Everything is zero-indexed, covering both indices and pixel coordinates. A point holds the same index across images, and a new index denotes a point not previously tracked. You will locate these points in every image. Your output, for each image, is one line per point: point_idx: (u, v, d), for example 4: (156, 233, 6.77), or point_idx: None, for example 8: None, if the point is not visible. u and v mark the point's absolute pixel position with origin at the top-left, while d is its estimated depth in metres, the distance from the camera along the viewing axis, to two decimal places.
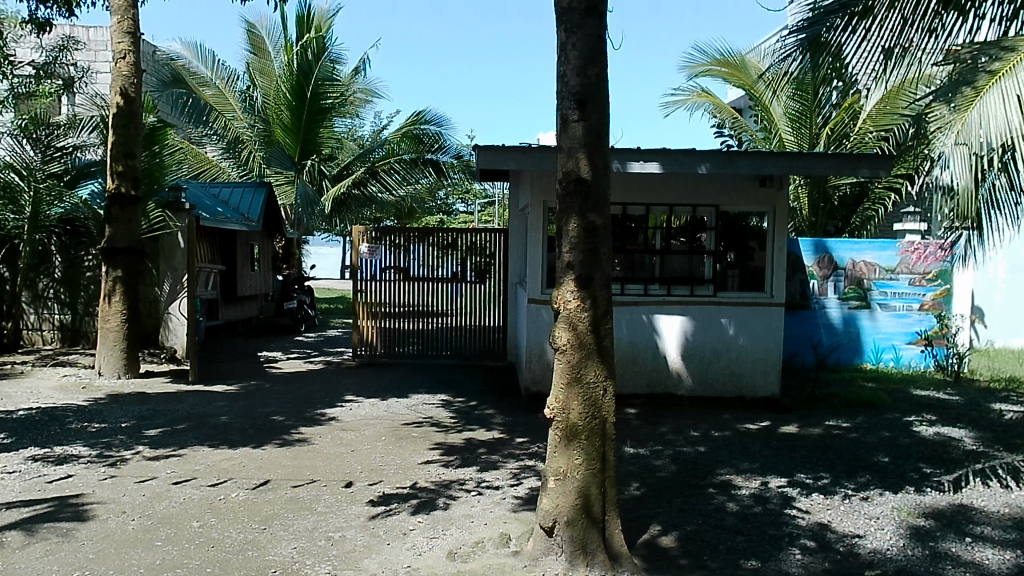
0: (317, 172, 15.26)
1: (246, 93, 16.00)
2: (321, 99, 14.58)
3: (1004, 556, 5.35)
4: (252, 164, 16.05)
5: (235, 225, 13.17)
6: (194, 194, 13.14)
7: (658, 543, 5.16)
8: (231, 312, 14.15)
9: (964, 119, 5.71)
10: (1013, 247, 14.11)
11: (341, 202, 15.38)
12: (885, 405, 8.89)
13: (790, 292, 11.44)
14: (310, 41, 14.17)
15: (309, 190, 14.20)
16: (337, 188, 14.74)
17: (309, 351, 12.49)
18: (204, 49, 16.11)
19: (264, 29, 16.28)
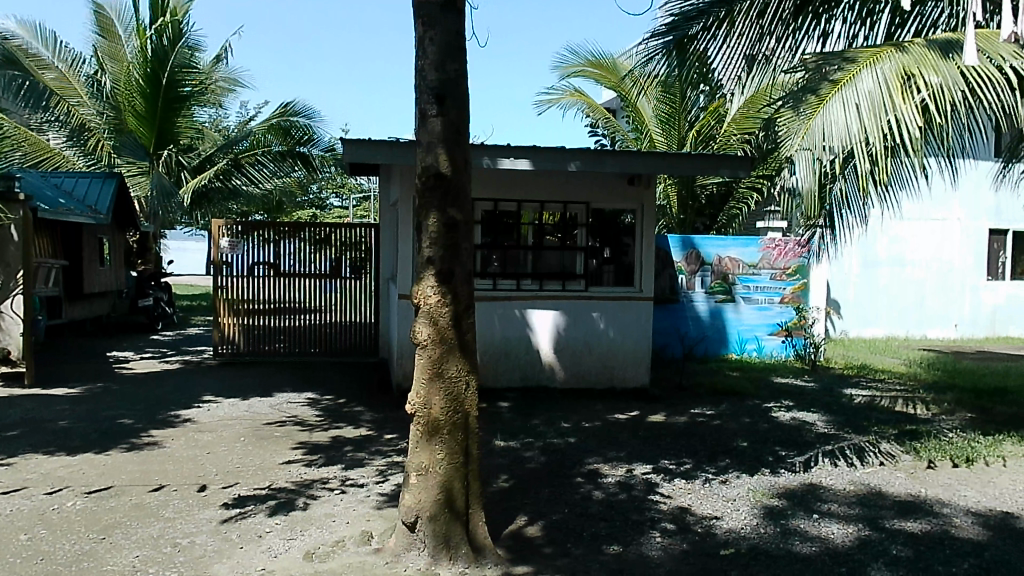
0: (175, 163, 14.84)
1: (94, 79, 14.91)
2: (179, 87, 13.90)
3: (846, 530, 5.78)
4: (99, 152, 15.39)
5: (79, 218, 12.37)
6: (29, 185, 12.29)
7: (524, 533, 5.26)
8: (78, 310, 13.39)
9: (808, 125, 6.19)
10: (866, 244, 15.51)
11: (203, 193, 14.99)
12: (747, 392, 9.39)
13: (660, 288, 11.88)
14: (165, 25, 13.28)
15: (166, 181, 13.37)
16: (198, 180, 14.13)
17: (165, 351, 11.90)
18: (42, 29, 15.03)
19: (113, 10, 15.37)
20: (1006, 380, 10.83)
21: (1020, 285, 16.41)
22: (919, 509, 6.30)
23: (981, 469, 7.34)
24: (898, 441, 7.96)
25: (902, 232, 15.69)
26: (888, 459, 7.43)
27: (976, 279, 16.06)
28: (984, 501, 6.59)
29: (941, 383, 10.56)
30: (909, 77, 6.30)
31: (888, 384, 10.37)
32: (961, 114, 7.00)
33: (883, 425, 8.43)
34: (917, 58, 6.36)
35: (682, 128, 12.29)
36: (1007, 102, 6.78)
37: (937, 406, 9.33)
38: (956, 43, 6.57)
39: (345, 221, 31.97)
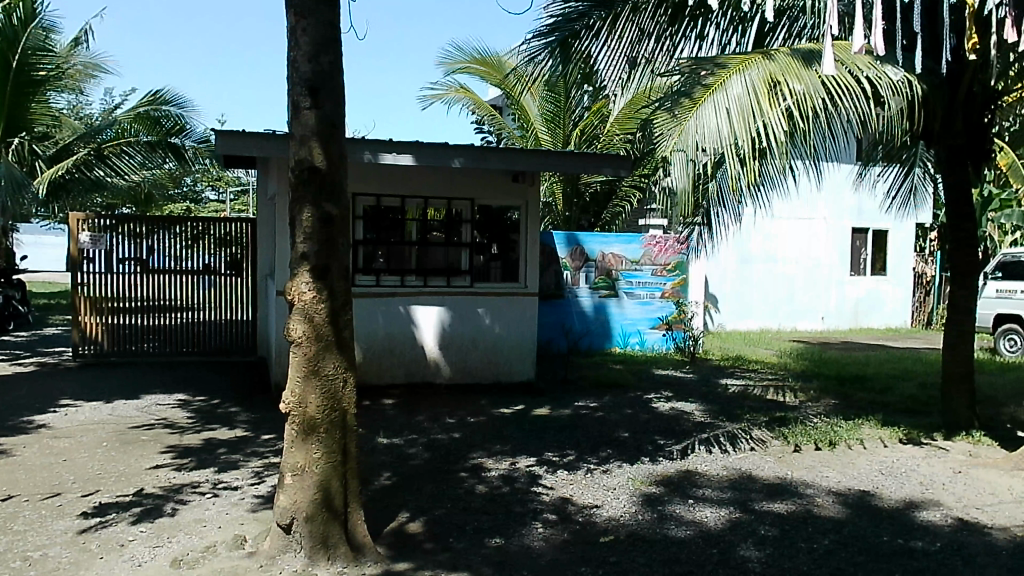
0: (26, 152, 14.25)
1: None
2: (30, 71, 13.05)
3: (718, 514, 6.06)
4: None
5: None
6: None
7: (405, 530, 5.25)
8: None
9: (682, 127, 6.45)
10: (741, 240, 16.27)
11: (60, 184, 14.02)
12: (629, 384, 9.70)
13: (546, 284, 12.05)
14: (15, 4, 12.47)
15: (13, 171, 12.38)
16: (54, 171, 13.45)
17: (19, 351, 11.20)
18: None
19: None
20: (866, 368, 11.64)
21: (879, 280, 17.68)
22: (786, 491, 6.69)
23: (841, 451, 7.88)
24: (768, 427, 8.43)
25: (774, 229, 16.57)
26: (758, 445, 7.85)
27: (840, 275, 17.17)
28: (843, 481, 7.07)
29: (808, 372, 11.24)
30: (775, 84, 6.69)
31: (760, 373, 10.97)
32: (823, 121, 7.48)
33: (755, 412, 8.90)
34: (782, 66, 6.76)
35: (567, 128, 12.57)
36: (863, 110, 7.31)
37: (804, 394, 9.93)
38: (818, 52, 7.01)
39: (220, 215, 30.75)
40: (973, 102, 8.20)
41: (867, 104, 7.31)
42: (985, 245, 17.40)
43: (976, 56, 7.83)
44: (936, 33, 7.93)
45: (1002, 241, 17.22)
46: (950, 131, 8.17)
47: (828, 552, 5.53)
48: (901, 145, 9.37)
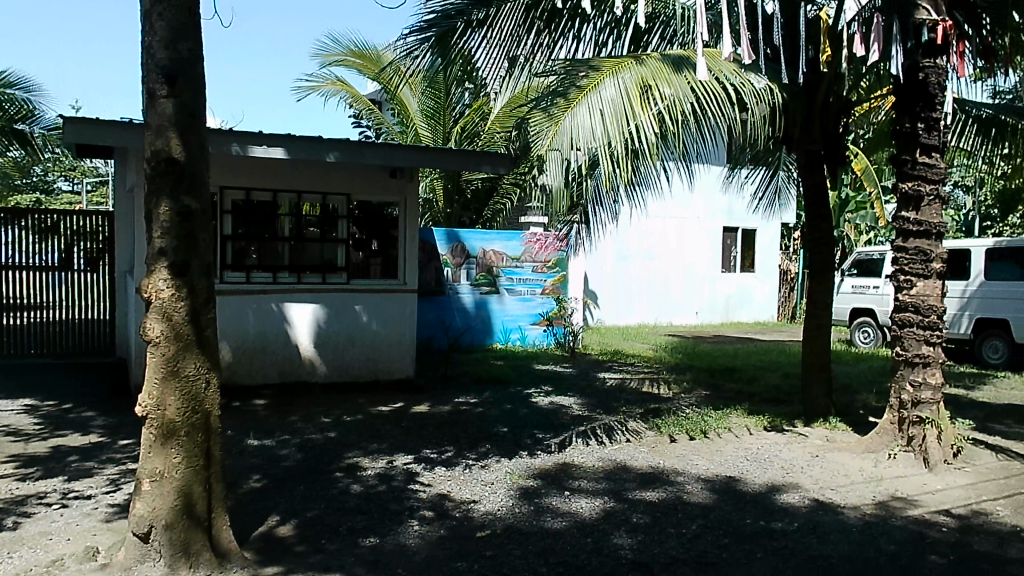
0: None
1: None
2: None
3: (593, 504, 6.24)
4: None
5: None
6: None
7: (274, 533, 5.13)
8: None
9: (557, 127, 6.59)
10: (619, 237, 16.76)
11: None
12: (509, 380, 9.83)
13: (426, 280, 12.15)
14: None
15: None
16: None
17: None
18: None
19: None
20: (735, 360, 12.25)
21: (748, 277, 18.66)
22: (658, 479, 6.96)
23: (711, 440, 8.27)
24: (642, 419, 8.73)
25: (650, 229, 17.18)
26: (633, 436, 8.12)
27: (712, 271, 18.03)
28: (711, 468, 7.43)
29: (682, 364, 11.72)
30: (646, 88, 6.92)
31: (636, 367, 11.36)
32: (693, 125, 7.82)
33: (630, 405, 9.20)
34: (653, 70, 7.01)
35: (447, 124, 12.56)
36: (729, 116, 7.69)
37: (677, 386, 10.35)
38: (687, 58, 7.30)
39: (77, 207, 28.75)
40: (829, 111, 8.76)
41: (733, 110, 7.69)
42: (843, 244, 18.67)
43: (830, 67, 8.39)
44: (796, 44, 8.44)
45: (857, 241, 18.44)
46: (809, 137, 8.71)
47: (696, 536, 5.80)
48: (765, 149, 9.90)
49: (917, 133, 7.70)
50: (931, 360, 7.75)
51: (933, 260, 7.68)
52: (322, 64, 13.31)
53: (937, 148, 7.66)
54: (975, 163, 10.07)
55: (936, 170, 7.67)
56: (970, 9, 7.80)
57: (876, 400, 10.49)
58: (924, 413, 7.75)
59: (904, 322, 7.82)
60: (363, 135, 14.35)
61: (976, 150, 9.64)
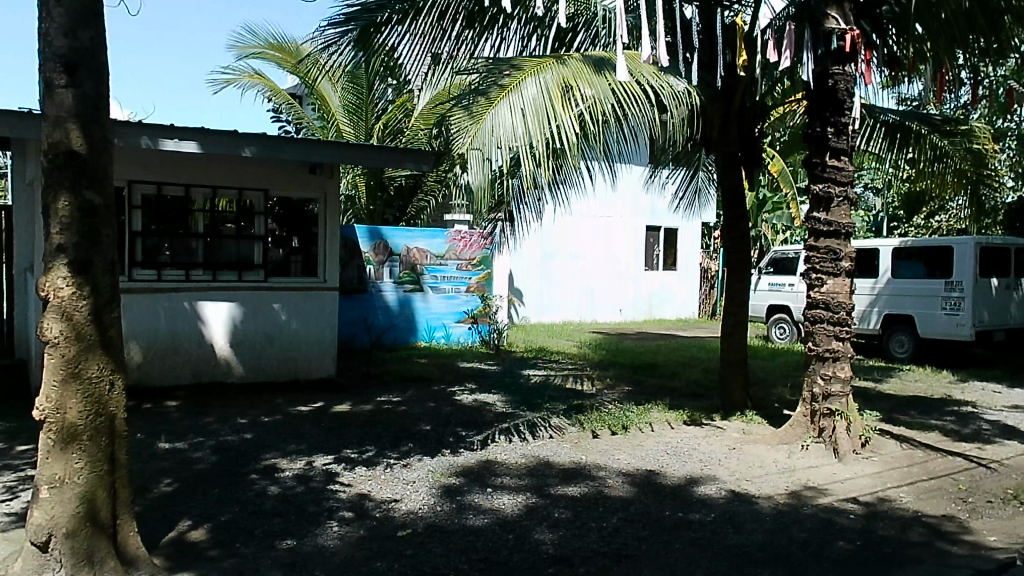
0: None
1: None
2: None
3: (515, 500, 6.28)
4: None
5: None
6: None
7: (186, 538, 4.99)
8: None
9: (478, 125, 6.62)
10: (543, 235, 16.91)
11: None
12: (433, 378, 9.82)
13: (348, 278, 12.13)
14: None
15: None
16: None
17: None
18: None
19: None
20: (657, 356, 12.53)
21: (670, 275, 19.11)
22: (580, 474, 7.06)
23: (633, 434, 8.44)
24: (565, 415, 8.84)
25: (575, 227, 17.40)
26: (556, 432, 8.21)
27: (635, 269, 18.38)
28: (631, 462, 7.58)
29: (605, 361, 11.92)
30: (567, 88, 7.01)
31: (560, 364, 11.49)
32: (614, 125, 7.96)
33: (554, 401, 9.30)
34: (575, 71, 7.10)
35: (369, 120, 12.47)
36: (650, 116, 7.81)
37: (600, 382, 10.53)
38: (608, 60, 7.42)
39: None
40: (745, 114, 9.03)
41: (653, 112, 7.84)
42: (761, 243, 19.29)
43: (747, 71, 8.64)
44: (714, 48, 8.66)
45: (773, 240, 19.09)
46: (726, 139, 8.96)
47: (616, 529, 5.91)
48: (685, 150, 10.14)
49: (827, 137, 8.00)
50: (840, 355, 8.09)
51: (843, 258, 8.00)
52: (239, 57, 13.01)
53: (845, 152, 7.99)
54: (882, 166, 10.53)
55: (844, 173, 7.98)
56: (875, 18, 8.25)
57: (790, 394, 10.88)
58: (834, 406, 8.09)
59: (816, 318, 8.14)
60: (282, 129, 14.09)
61: (883, 154, 9.97)
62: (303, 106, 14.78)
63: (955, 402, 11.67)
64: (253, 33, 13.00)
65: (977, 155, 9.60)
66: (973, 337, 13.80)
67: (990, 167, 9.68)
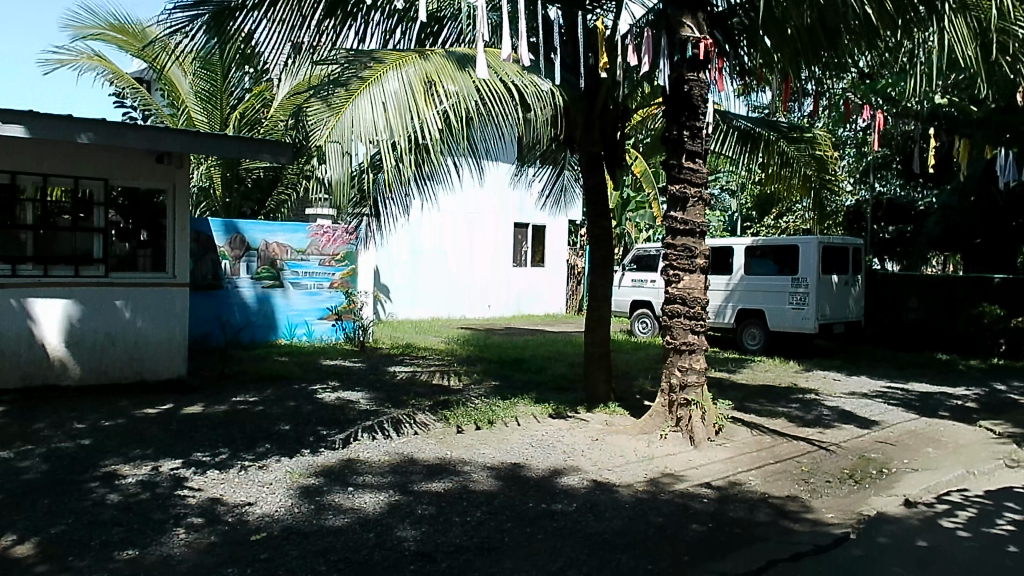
0: None
1: None
2: None
3: (377, 498, 6.21)
4: None
5: None
6: None
7: (10, 555, 4.63)
8: None
9: (337, 118, 6.51)
10: (411, 230, 16.87)
11: None
12: (293, 377, 9.57)
13: (202, 273, 11.78)
14: None
15: None
16: None
17: None
18: None
19: None
20: (524, 351, 12.76)
21: (537, 272, 19.51)
22: (444, 470, 7.06)
23: (498, 428, 8.53)
24: (431, 411, 8.85)
25: (443, 224, 17.44)
26: (421, 428, 8.20)
27: (503, 265, 18.66)
28: (496, 456, 7.67)
29: (473, 356, 12.03)
30: (430, 83, 6.98)
31: (427, 360, 11.47)
32: (479, 121, 8.00)
33: (419, 398, 9.27)
34: (438, 66, 7.07)
35: (224, 109, 12.00)
36: (514, 114, 7.88)
37: (467, 377, 10.60)
38: (472, 57, 7.41)
39: None
40: (608, 116, 9.27)
41: (518, 110, 7.90)
42: (624, 241, 20.03)
43: (607, 73, 8.89)
44: (575, 50, 8.87)
45: (637, 238, 19.88)
46: (589, 139, 9.20)
47: (479, 523, 5.96)
48: (550, 149, 10.37)
49: (683, 141, 8.39)
50: (696, 348, 8.51)
51: (697, 256, 8.41)
52: (76, 38, 12.16)
53: (700, 154, 8.41)
54: (735, 169, 11.18)
55: (698, 175, 8.39)
56: (727, 29, 8.67)
57: (650, 385, 11.38)
58: (690, 396, 8.52)
59: (673, 313, 8.51)
60: (127, 115, 13.27)
61: (737, 158, 10.68)
62: (152, 93, 14.01)
63: (799, 390, 12.55)
64: (91, 13, 12.21)
65: (819, 162, 10.24)
66: (816, 330, 14.90)
67: (831, 172, 10.41)
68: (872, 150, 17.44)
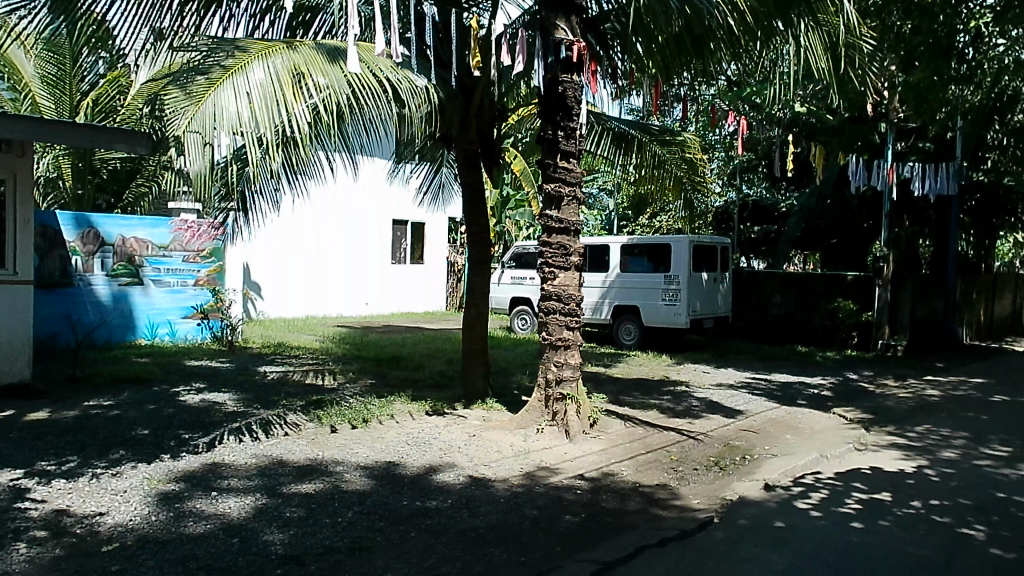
0: None
1: None
2: None
3: (243, 502, 6.02)
4: None
5: None
6: None
7: None
8: None
9: (198, 108, 6.25)
10: (286, 225, 16.45)
11: None
12: (153, 378, 9.14)
13: (49, 269, 11.07)
14: None
15: None
16: None
17: None
18: None
19: None
20: (402, 348, 12.70)
21: (416, 268, 19.47)
22: (315, 471, 6.93)
23: (373, 427, 8.44)
24: (304, 411, 8.65)
25: (318, 218, 17.10)
26: (293, 429, 8.01)
27: (380, 262, 18.52)
28: (370, 455, 7.59)
29: (348, 355, 11.86)
30: (298, 75, 6.80)
31: (300, 359, 11.21)
32: (352, 115, 7.89)
33: (291, 398, 9.04)
34: (307, 57, 6.90)
35: (74, 96, 11.39)
36: (388, 111, 7.80)
37: (343, 376, 10.45)
38: (343, 50, 7.29)
39: None
40: (484, 113, 9.34)
41: (392, 106, 7.82)
42: (504, 238, 20.30)
43: (481, 72, 8.91)
44: (450, 47, 8.87)
45: (517, 236, 20.20)
46: (466, 136, 9.25)
47: (351, 523, 5.88)
48: (426, 146, 10.36)
49: (558, 141, 8.58)
50: (571, 343, 8.72)
51: (572, 254, 8.61)
52: None
53: (574, 155, 8.62)
54: (611, 170, 11.50)
55: (573, 174, 8.60)
56: (600, 33, 8.91)
57: (528, 380, 11.60)
58: (566, 390, 8.73)
59: (549, 310, 8.69)
60: None
61: (612, 158, 11.01)
62: None
63: (670, 382, 13.11)
64: None
65: (689, 164, 10.71)
66: (688, 325, 15.58)
67: (700, 174, 10.90)
68: (738, 154, 18.47)
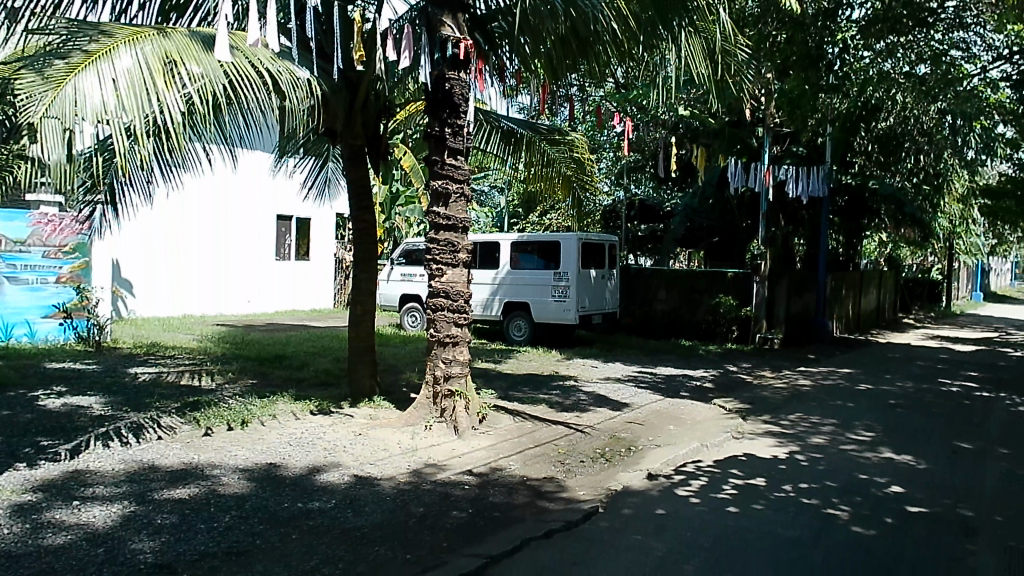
0: None
1: None
2: None
3: (108, 510, 5.73)
4: None
5: None
6: None
7: None
8: None
9: (57, 91, 5.80)
10: (161, 219, 15.75)
11: None
12: (9, 383, 8.54)
13: None
14: None
15: None
16: None
17: None
18: None
19: None
20: (286, 347, 12.36)
21: (302, 264, 19.06)
22: (190, 475, 6.67)
23: (253, 428, 8.20)
24: (178, 413, 8.30)
25: (196, 212, 16.44)
26: (166, 432, 7.67)
27: (263, 258, 18.03)
28: (251, 457, 7.38)
29: (228, 354, 11.44)
30: (170, 62, 6.52)
31: (176, 360, 10.74)
32: (229, 107, 7.63)
33: (166, 400, 8.67)
34: (179, 45, 6.62)
35: None
36: (269, 103, 7.59)
37: (221, 376, 10.08)
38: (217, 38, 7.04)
39: None
40: (370, 109, 9.25)
41: (272, 98, 7.62)
42: (395, 234, 20.09)
43: (366, 67, 8.80)
44: (332, 39, 8.69)
45: (407, 232, 20.03)
46: (351, 131, 9.12)
47: (228, 527, 5.71)
48: (310, 139, 10.14)
49: (445, 138, 8.57)
50: (459, 340, 8.76)
51: (459, 250, 8.65)
52: None
53: (461, 152, 8.63)
54: (502, 167, 11.55)
55: (460, 171, 8.62)
56: (487, 33, 8.93)
57: (416, 377, 11.54)
58: (455, 387, 8.76)
59: (437, 306, 8.69)
60: None
61: (502, 156, 11.06)
62: None
63: (558, 377, 13.37)
64: None
65: (578, 163, 10.90)
66: (576, 321, 15.93)
67: (588, 174, 11.11)
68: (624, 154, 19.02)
